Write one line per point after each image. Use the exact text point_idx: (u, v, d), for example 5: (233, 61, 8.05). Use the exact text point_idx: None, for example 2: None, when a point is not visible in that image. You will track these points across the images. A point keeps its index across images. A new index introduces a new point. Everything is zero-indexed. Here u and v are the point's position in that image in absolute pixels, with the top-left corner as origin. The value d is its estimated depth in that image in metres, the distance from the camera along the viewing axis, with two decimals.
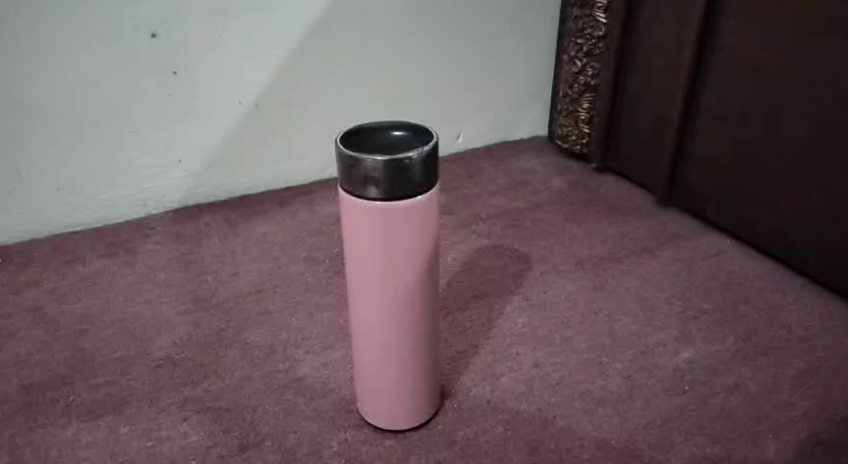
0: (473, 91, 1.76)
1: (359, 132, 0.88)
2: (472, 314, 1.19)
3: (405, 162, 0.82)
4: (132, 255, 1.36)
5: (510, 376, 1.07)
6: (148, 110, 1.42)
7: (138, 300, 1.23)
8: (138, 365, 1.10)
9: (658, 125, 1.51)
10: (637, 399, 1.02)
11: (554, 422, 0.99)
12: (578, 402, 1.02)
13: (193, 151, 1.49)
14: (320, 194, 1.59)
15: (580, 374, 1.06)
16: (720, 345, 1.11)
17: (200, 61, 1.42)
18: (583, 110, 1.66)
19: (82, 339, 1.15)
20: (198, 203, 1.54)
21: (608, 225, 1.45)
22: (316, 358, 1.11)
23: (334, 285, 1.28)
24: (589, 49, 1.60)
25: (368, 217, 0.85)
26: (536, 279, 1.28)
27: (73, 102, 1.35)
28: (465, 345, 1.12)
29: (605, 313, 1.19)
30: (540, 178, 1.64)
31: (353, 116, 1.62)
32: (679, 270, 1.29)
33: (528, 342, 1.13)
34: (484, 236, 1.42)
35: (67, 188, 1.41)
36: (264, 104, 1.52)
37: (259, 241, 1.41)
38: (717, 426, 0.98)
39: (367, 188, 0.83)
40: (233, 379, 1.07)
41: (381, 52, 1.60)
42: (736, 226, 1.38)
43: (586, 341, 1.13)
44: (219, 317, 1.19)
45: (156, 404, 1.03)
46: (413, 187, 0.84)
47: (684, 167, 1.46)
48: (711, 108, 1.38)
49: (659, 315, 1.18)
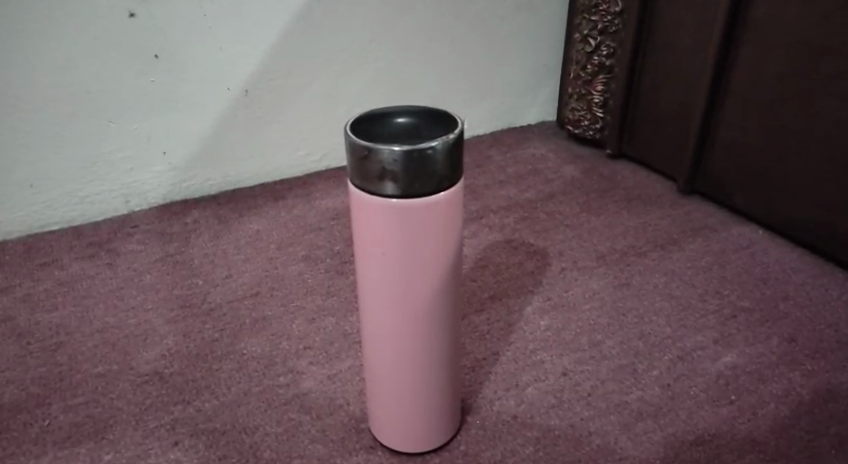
0: (478, 74, 1.65)
1: (373, 116, 0.77)
2: (490, 317, 1.09)
3: (428, 152, 0.71)
4: (114, 257, 1.25)
5: (536, 386, 0.96)
6: (127, 97, 1.30)
7: (121, 308, 1.12)
8: (122, 381, 0.99)
9: (680, 109, 1.41)
10: (681, 411, 0.92)
11: (589, 442, 0.88)
12: (614, 415, 0.91)
13: (179, 142, 1.37)
14: (317, 186, 1.48)
15: (613, 383, 0.96)
16: (765, 347, 1.01)
17: (184, 42, 1.30)
18: (596, 93, 1.56)
19: (59, 353, 1.03)
20: (185, 198, 1.42)
21: (628, 215, 1.35)
22: (321, 370, 1.00)
23: (336, 287, 1.17)
24: (604, 27, 1.49)
25: (383, 217, 0.74)
26: (556, 277, 1.18)
27: (44, 89, 1.23)
28: (484, 353, 1.02)
29: (634, 313, 1.09)
30: (550, 167, 1.54)
31: (352, 102, 1.51)
32: (710, 265, 1.19)
33: (554, 347, 1.03)
34: (496, 229, 1.31)
35: (41, 184, 1.29)
36: (255, 90, 1.40)
37: (252, 239, 1.30)
38: (771, 441, 0.88)
39: (383, 183, 0.73)
40: (228, 395, 0.96)
41: (381, 32, 1.48)
42: (768, 215, 1.28)
43: (617, 346, 1.03)
44: (211, 325, 1.08)
45: (143, 427, 0.92)
46: (436, 181, 0.73)
47: (709, 152, 1.36)
48: (740, 89, 1.28)
49: (694, 314, 1.08)
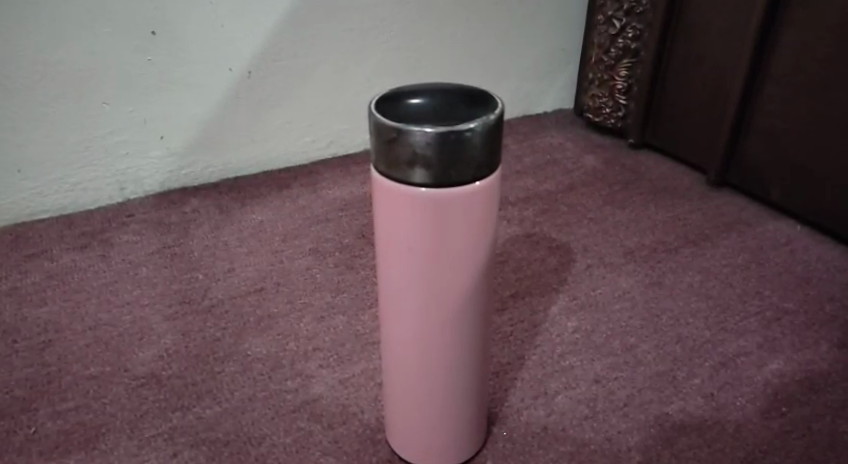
0: (493, 58, 1.56)
1: (399, 95, 0.69)
2: (513, 317, 1.01)
3: (466, 134, 0.63)
4: (108, 248, 1.16)
5: (566, 394, 0.88)
6: (122, 77, 1.21)
7: (115, 304, 1.04)
8: (115, 385, 0.90)
9: (712, 96, 1.33)
10: (727, 424, 0.84)
11: (630, 457, 0.80)
12: (655, 429, 0.84)
13: (178, 126, 1.29)
14: (323, 174, 1.39)
15: (652, 392, 0.88)
16: (813, 354, 0.94)
17: (183, 18, 1.22)
18: (620, 78, 1.48)
19: (47, 353, 0.95)
20: (183, 186, 1.34)
21: (655, 208, 1.27)
22: (332, 373, 0.92)
23: (347, 283, 1.09)
24: (630, 7, 1.41)
25: (412, 209, 0.66)
26: (582, 274, 1.10)
27: (33, 67, 1.14)
28: (509, 357, 0.94)
29: (669, 315, 1.01)
30: (569, 157, 1.45)
31: (362, 86, 1.43)
32: (747, 263, 1.12)
33: (583, 351, 0.95)
34: (515, 222, 1.23)
35: (30, 170, 1.20)
36: (259, 71, 1.32)
37: (256, 230, 1.21)
38: (830, 458, 0.80)
39: (412, 170, 0.65)
40: (231, 401, 0.88)
41: (394, 11, 1.40)
42: (808, 210, 1.20)
43: (652, 350, 0.95)
44: (212, 323, 1.00)
45: (138, 437, 0.84)
46: (474, 168, 0.65)
47: (745, 143, 1.28)
48: (783, 75, 1.20)
49: (733, 316, 1.01)
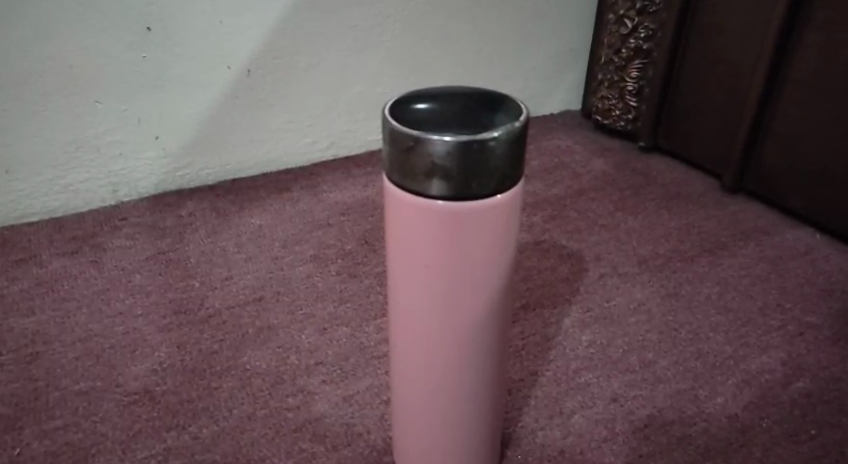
0: (499, 57, 1.51)
1: (415, 99, 0.64)
2: (524, 329, 0.96)
3: (489, 143, 0.59)
4: (100, 253, 1.11)
5: (583, 414, 0.84)
6: (116, 74, 1.16)
7: (107, 314, 0.99)
8: (107, 401, 0.85)
9: (727, 99, 1.29)
10: (754, 448, 0.80)
11: None
12: (678, 451, 0.79)
13: (174, 125, 1.24)
14: (324, 176, 1.34)
15: (673, 412, 0.84)
16: (840, 372, 0.90)
17: (181, 12, 1.17)
18: (630, 80, 1.43)
19: (34, 366, 0.90)
20: (179, 188, 1.29)
21: (669, 215, 1.22)
22: (335, 390, 0.87)
23: (350, 292, 1.04)
24: (643, 6, 1.37)
25: (426, 222, 0.61)
26: (595, 284, 1.05)
27: (22, 63, 1.09)
28: (521, 373, 0.89)
29: (687, 329, 0.97)
30: (578, 160, 1.41)
31: (365, 85, 1.38)
32: (766, 273, 1.08)
33: (599, 367, 0.90)
34: (524, 228, 1.19)
35: (18, 170, 1.15)
36: (258, 69, 1.27)
37: (255, 235, 1.16)
38: None
39: (429, 181, 0.60)
40: (229, 420, 0.83)
41: (398, 8, 1.35)
42: (828, 220, 1.16)
43: (671, 367, 0.90)
44: (208, 335, 0.95)
45: (130, 458, 0.79)
46: (496, 180, 0.61)
47: (761, 149, 1.24)
48: (802, 80, 1.16)
49: (754, 331, 0.96)
